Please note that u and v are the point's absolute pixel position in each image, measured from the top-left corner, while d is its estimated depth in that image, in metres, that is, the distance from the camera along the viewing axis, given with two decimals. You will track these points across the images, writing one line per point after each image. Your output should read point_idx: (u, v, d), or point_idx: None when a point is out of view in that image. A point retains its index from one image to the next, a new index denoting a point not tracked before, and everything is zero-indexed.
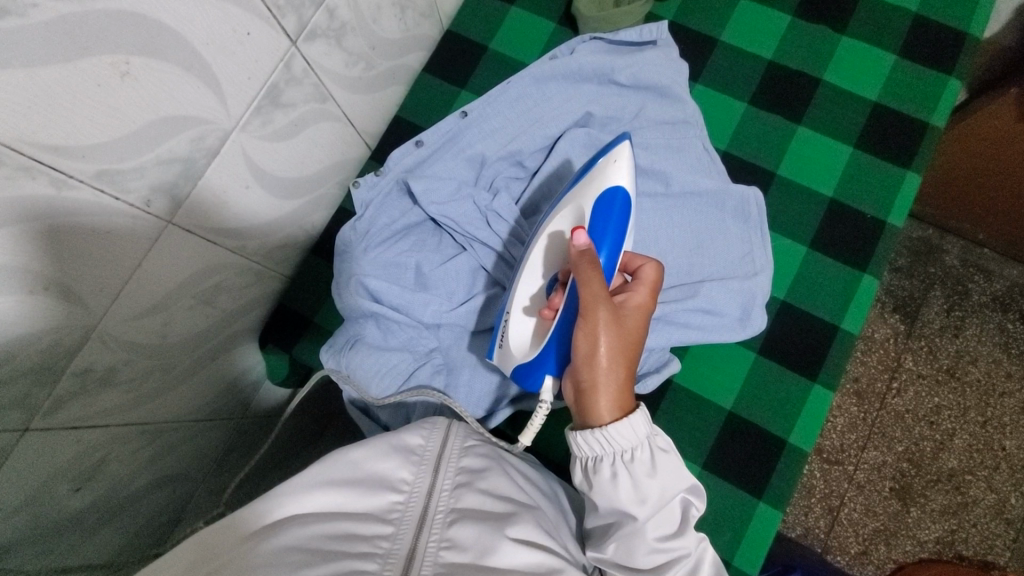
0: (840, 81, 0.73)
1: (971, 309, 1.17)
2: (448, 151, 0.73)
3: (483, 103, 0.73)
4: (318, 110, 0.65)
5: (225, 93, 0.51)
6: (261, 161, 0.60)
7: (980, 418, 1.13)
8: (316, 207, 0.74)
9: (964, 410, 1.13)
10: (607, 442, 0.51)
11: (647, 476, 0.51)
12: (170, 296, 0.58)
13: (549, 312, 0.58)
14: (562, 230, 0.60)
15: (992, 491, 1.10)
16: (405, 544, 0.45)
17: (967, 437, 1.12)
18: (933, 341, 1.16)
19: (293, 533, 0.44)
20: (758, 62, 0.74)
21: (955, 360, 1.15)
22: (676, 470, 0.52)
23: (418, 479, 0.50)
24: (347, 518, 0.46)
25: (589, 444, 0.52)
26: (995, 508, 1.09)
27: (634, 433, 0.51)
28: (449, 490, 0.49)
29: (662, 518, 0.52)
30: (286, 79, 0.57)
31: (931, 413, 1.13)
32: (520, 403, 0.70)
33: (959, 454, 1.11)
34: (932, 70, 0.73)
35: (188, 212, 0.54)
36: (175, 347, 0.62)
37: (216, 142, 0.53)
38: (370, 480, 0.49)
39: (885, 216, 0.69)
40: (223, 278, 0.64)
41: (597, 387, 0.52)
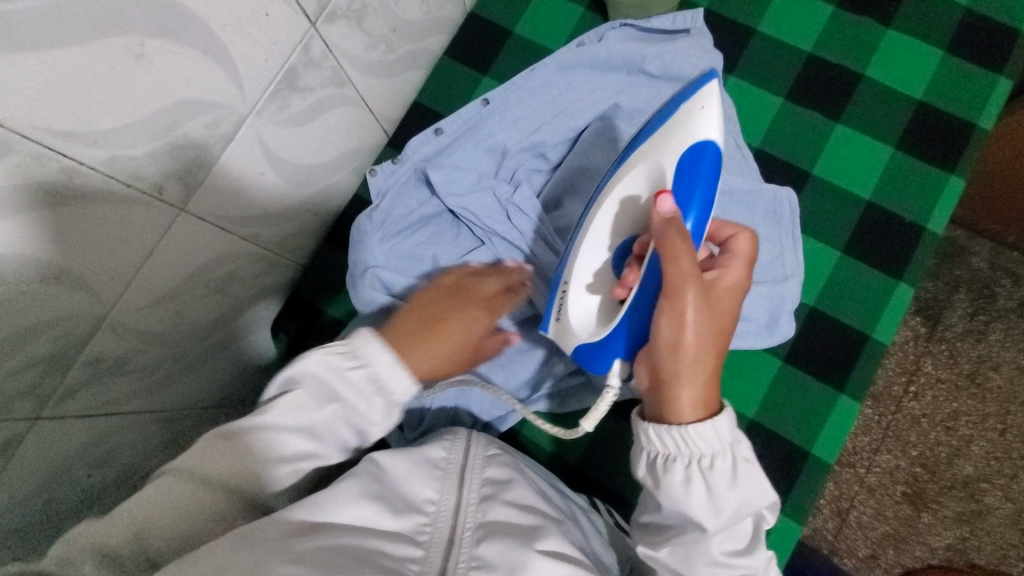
0: (884, 77, 0.69)
1: (997, 314, 1.13)
2: (470, 139, 0.70)
3: (506, 89, 0.70)
4: (336, 94, 0.62)
5: (242, 77, 0.49)
6: (276, 146, 0.58)
7: (999, 426, 1.10)
8: (331, 195, 0.72)
9: (982, 416, 1.10)
10: (683, 442, 0.48)
11: (725, 487, 0.48)
12: (182, 285, 0.56)
13: (620, 289, 0.54)
14: (637, 195, 0.56)
15: (1009, 501, 1.07)
16: (435, 564, 0.44)
17: (985, 444, 1.09)
18: (955, 344, 1.13)
19: (325, 538, 0.43)
20: (797, 55, 0.71)
21: (976, 365, 1.12)
22: (758, 484, 0.49)
23: (443, 497, 0.49)
24: (378, 535, 0.45)
25: (662, 440, 0.49)
26: (1010, 517, 1.07)
27: (716, 437, 0.48)
28: (476, 504, 0.49)
29: (731, 534, 0.50)
30: (304, 62, 0.55)
31: (949, 419, 1.10)
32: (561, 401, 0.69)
33: (976, 461, 1.09)
34: (984, 69, 0.69)
35: (202, 198, 0.53)
36: (187, 334, 0.61)
37: (231, 127, 0.51)
38: (397, 498, 0.48)
39: (925, 222, 0.66)
40: (236, 266, 0.63)
41: (682, 380, 0.49)
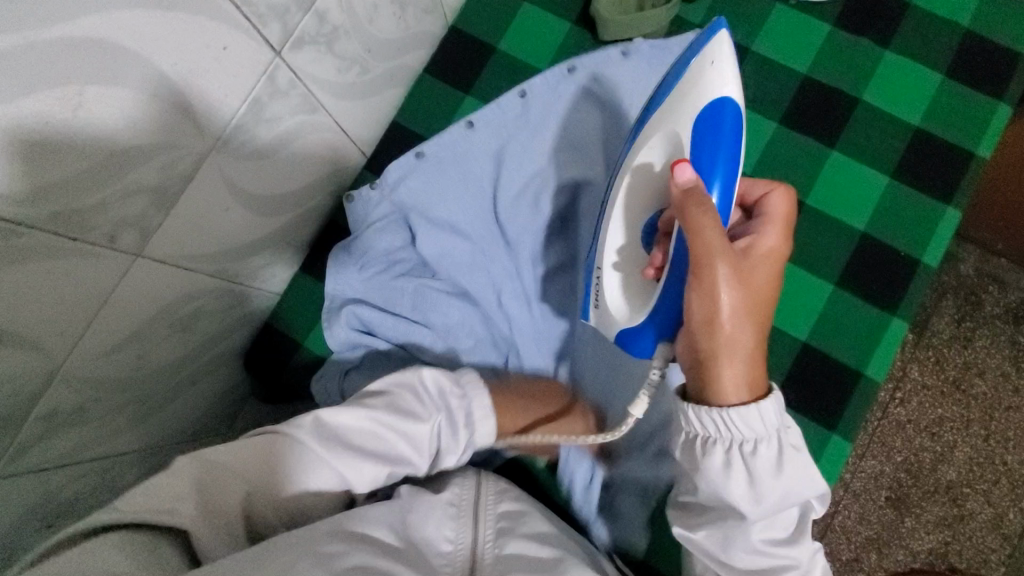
0: (880, 102, 0.67)
1: (983, 320, 1.03)
2: (456, 168, 0.67)
3: (494, 112, 0.67)
4: (307, 121, 0.59)
5: (198, 114, 0.46)
6: (242, 180, 0.54)
7: (983, 431, 1.01)
8: (305, 222, 0.69)
9: (966, 422, 1.01)
10: (726, 425, 0.47)
11: (770, 476, 0.47)
12: (143, 330, 0.53)
13: (653, 269, 0.51)
14: (652, 163, 0.52)
15: (990, 505, 0.99)
16: None
17: (969, 449, 1.00)
18: (942, 351, 1.03)
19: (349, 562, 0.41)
20: (791, 78, 0.68)
21: (961, 370, 1.02)
22: (806, 475, 0.48)
23: (459, 534, 0.48)
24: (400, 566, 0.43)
25: (702, 421, 0.48)
26: (992, 522, 0.99)
27: (763, 420, 0.47)
28: (492, 539, 0.48)
29: (774, 523, 0.49)
30: (269, 92, 0.52)
31: (934, 424, 1.01)
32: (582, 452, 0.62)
33: (959, 467, 1.00)
34: (982, 94, 0.67)
35: (161, 240, 0.49)
36: (152, 376, 0.58)
37: (190, 166, 0.48)
38: (415, 546, 0.46)
39: (921, 255, 0.64)
40: (203, 303, 0.59)
41: (727, 360, 0.46)
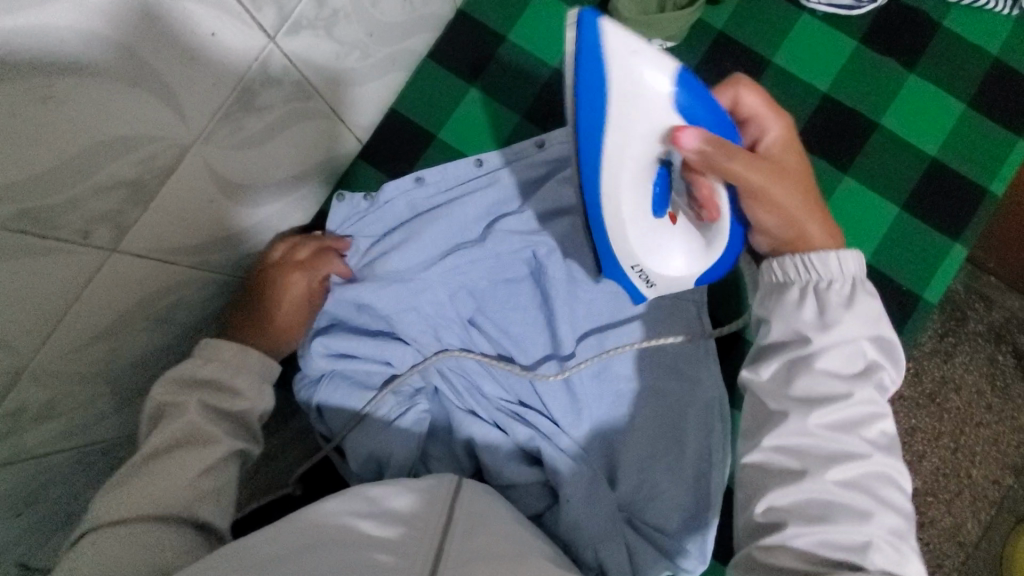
0: (898, 129, 0.65)
1: (965, 338, 0.93)
2: (454, 199, 0.67)
3: (506, 156, 0.66)
4: (300, 108, 0.55)
5: (182, 104, 0.42)
6: (228, 170, 0.51)
7: (953, 444, 0.93)
8: (294, 210, 0.66)
9: (936, 435, 0.93)
10: (806, 268, 0.48)
11: (840, 309, 0.46)
12: (118, 323, 0.50)
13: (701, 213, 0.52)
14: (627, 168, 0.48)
15: (950, 514, 0.92)
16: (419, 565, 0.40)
17: (936, 460, 0.93)
18: (922, 363, 0.93)
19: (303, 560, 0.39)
20: (810, 95, 0.66)
21: (938, 384, 0.93)
22: (874, 316, 0.46)
23: (424, 509, 0.46)
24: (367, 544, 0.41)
25: (785, 269, 0.49)
26: (951, 531, 0.92)
27: (843, 265, 0.47)
28: (454, 516, 0.46)
29: (844, 365, 0.46)
30: (261, 79, 0.48)
31: (905, 434, 0.93)
32: (586, 495, 0.59)
33: (925, 477, 0.93)
34: (1002, 129, 0.65)
35: (138, 235, 0.46)
36: (125, 368, 0.55)
37: (171, 159, 0.44)
38: (381, 512, 0.45)
39: (921, 290, 0.63)
40: (183, 294, 0.57)
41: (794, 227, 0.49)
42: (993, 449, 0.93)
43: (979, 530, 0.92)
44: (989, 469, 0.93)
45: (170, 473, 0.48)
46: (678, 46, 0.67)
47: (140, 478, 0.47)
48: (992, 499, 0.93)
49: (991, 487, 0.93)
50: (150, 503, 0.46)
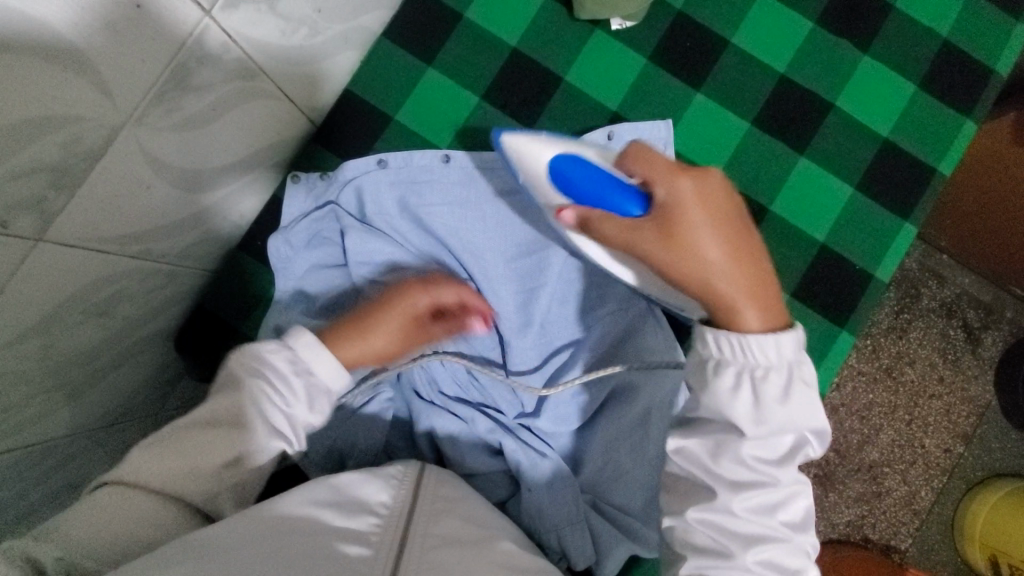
0: (852, 110, 0.66)
1: (918, 314, 0.96)
2: (422, 199, 0.64)
3: (476, 159, 0.64)
4: (243, 89, 0.53)
5: (108, 82, 0.39)
6: (167, 153, 0.49)
7: (908, 416, 0.96)
8: (243, 195, 0.63)
9: (892, 409, 0.96)
10: (742, 349, 0.46)
11: (776, 399, 0.46)
12: (52, 317, 0.47)
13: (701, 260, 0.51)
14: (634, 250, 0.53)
15: (905, 483, 0.96)
16: (385, 560, 0.40)
17: (891, 433, 0.96)
18: (877, 339, 0.96)
19: (267, 543, 0.39)
20: (769, 76, 0.66)
21: (894, 358, 0.96)
22: (811, 404, 0.47)
23: (395, 502, 0.46)
24: (329, 534, 0.41)
25: (725, 345, 0.47)
26: (906, 499, 0.96)
27: (777, 352, 0.46)
28: (422, 508, 0.45)
29: (767, 444, 0.47)
30: (198, 56, 0.45)
31: (863, 408, 0.96)
32: (543, 486, 0.59)
33: (882, 448, 0.96)
34: (951, 109, 0.66)
35: (66, 222, 0.43)
36: (63, 364, 0.52)
37: (99, 142, 0.42)
38: (351, 502, 0.45)
39: (874, 269, 0.65)
40: (125, 285, 0.54)
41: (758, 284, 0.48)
42: (945, 419, 0.96)
43: (932, 497, 0.96)
44: (942, 437, 0.96)
45: (193, 452, 0.50)
46: (638, 26, 0.66)
47: (164, 449, 0.50)
48: (944, 466, 0.96)
49: (943, 455, 0.96)
50: (168, 478, 0.49)
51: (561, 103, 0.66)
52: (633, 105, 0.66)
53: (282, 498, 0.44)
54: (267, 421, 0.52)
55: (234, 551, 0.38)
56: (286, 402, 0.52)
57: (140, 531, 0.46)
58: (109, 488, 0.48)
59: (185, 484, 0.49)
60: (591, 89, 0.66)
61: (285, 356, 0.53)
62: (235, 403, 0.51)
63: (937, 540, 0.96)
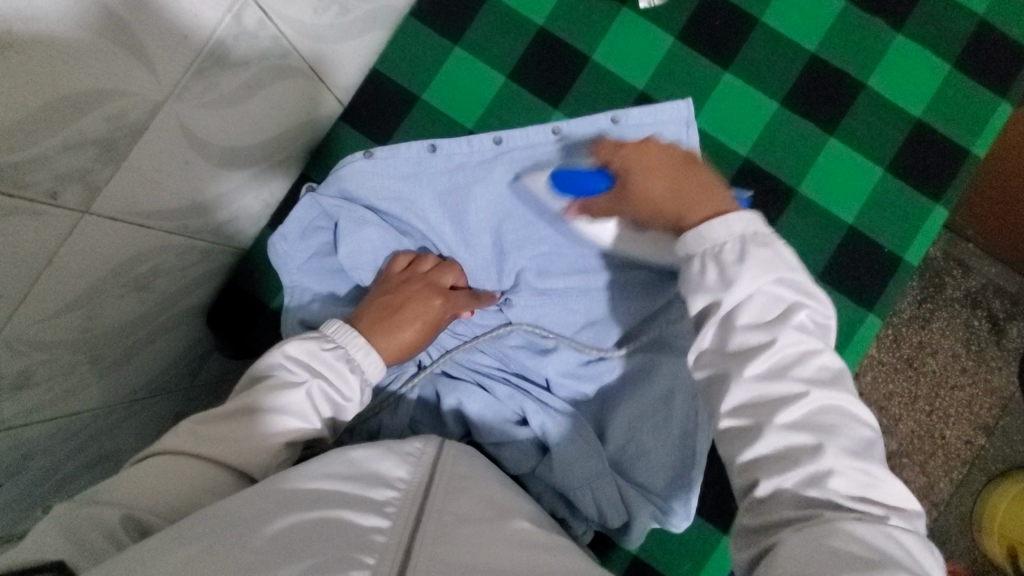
0: (884, 90, 0.65)
1: (942, 304, 0.95)
2: (429, 188, 0.64)
3: (462, 145, 0.64)
4: (277, 68, 0.53)
5: (152, 57, 0.41)
6: (204, 130, 0.50)
7: (928, 407, 0.95)
8: (272, 175, 0.64)
9: (913, 399, 0.95)
10: (699, 236, 0.47)
11: (738, 265, 0.45)
12: (95, 288, 0.49)
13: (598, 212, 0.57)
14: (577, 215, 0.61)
15: (924, 474, 0.95)
16: (403, 537, 0.40)
17: (911, 423, 0.95)
18: (899, 329, 0.95)
19: (289, 517, 0.39)
20: (798, 56, 0.65)
21: (916, 349, 0.96)
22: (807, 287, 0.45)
23: (412, 477, 0.46)
24: (345, 506, 0.41)
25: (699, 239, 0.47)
26: (924, 489, 0.95)
27: (731, 228, 0.46)
28: (444, 486, 0.46)
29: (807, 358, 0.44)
30: (234, 34, 0.46)
31: (884, 398, 0.95)
32: (579, 445, 0.59)
33: (901, 438, 0.95)
34: (985, 89, 0.65)
35: (109, 195, 0.44)
36: (105, 336, 0.54)
37: (142, 116, 0.43)
38: (367, 476, 0.45)
39: (902, 253, 0.64)
40: (161, 260, 0.56)
41: (666, 193, 0.52)
42: (966, 411, 0.95)
43: (951, 487, 0.95)
44: (963, 430, 0.95)
45: (230, 429, 0.49)
46: (666, 5, 0.66)
47: (224, 425, 0.49)
48: (964, 457, 0.95)
49: (964, 447, 0.95)
50: (209, 450, 0.48)
51: (588, 83, 0.66)
52: (659, 86, 0.65)
53: (298, 471, 0.44)
54: (321, 412, 0.52)
55: (261, 521, 0.39)
56: (342, 393, 0.54)
57: (197, 493, 0.46)
58: (155, 459, 0.48)
59: (225, 450, 0.48)
60: (618, 68, 0.66)
61: (340, 354, 0.54)
62: (280, 389, 0.51)
63: (954, 533, 0.95)
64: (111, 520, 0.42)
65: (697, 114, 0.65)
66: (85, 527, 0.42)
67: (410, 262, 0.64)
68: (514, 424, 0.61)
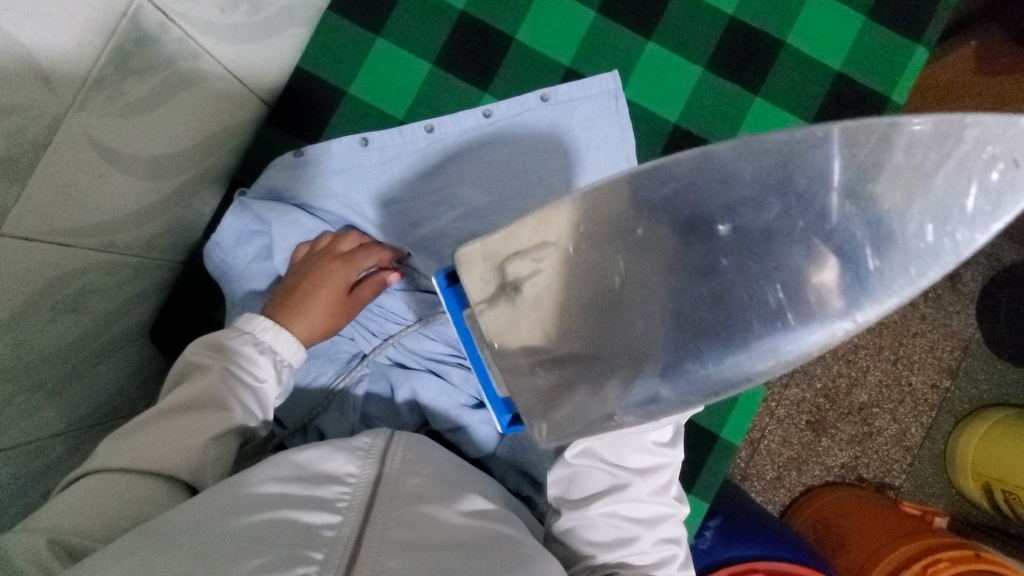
0: (804, 46, 0.66)
1: None
2: (362, 180, 0.64)
3: (393, 136, 0.64)
4: (189, 71, 0.52)
5: (47, 68, 0.39)
6: (118, 141, 0.49)
7: (892, 356, 0.98)
8: (202, 183, 0.63)
9: (878, 350, 0.98)
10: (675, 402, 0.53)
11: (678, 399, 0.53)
12: (20, 313, 0.47)
13: None
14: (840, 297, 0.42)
15: (896, 421, 0.98)
16: (353, 528, 0.40)
17: (879, 373, 0.98)
18: None
19: (241, 518, 0.40)
20: (718, 19, 0.66)
21: None
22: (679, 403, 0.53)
23: (363, 471, 0.45)
24: (293, 506, 0.41)
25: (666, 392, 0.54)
26: (898, 436, 0.98)
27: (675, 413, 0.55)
28: (395, 476, 0.46)
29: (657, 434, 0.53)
30: (134, 38, 0.45)
31: (852, 351, 0.98)
32: None
33: (871, 389, 0.98)
34: (900, 37, 0.67)
35: (20, 215, 0.43)
36: (40, 363, 0.52)
37: (44, 130, 0.41)
38: (315, 475, 0.44)
39: None
40: (91, 279, 0.54)
41: None
42: (930, 356, 0.98)
43: (923, 432, 0.98)
44: (928, 375, 0.98)
45: (170, 436, 0.49)
46: None
47: (142, 434, 0.49)
48: (932, 402, 0.98)
49: (931, 392, 0.98)
50: (146, 463, 0.48)
51: (514, 62, 0.66)
52: (584, 60, 0.66)
53: (242, 479, 0.44)
54: (243, 403, 0.54)
55: (207, 527, 0.39)
56: (254, 375, 0.55)
57: (127, 508, 0.46)
58: (86, 482, 0.47)
59: (167, 459, 0.49)
60: (543, 46, 0.66)
61: (246, 340, 0.55)
62: (191, 384, 0.52)
63: (930, 475, 0.98)
64: (35, 544, 0.41)
65: (624, 86, 0.66)
66: (21, 554, 0.40)
67: (308, 250, 0.62)
68: (470, 409, 0.61)
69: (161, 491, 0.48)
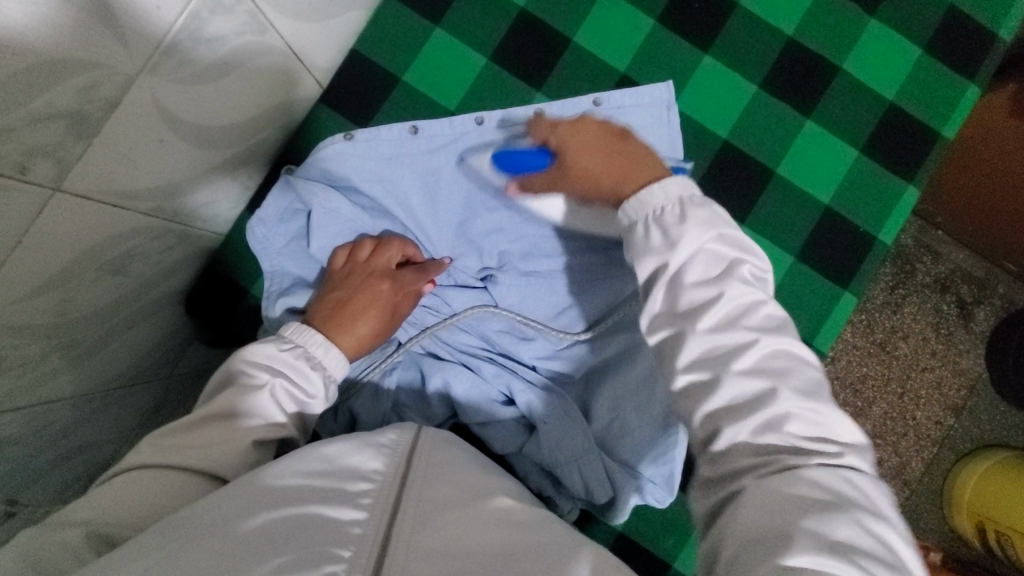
0: (858, 74, 0.66)
1: (915, 288, 0.98)
2: (408, 169, 0.64)
3: (443, 127, 0.63)
4: (254, 43, 0.52)
5: (124, 27, 0.39)
6: (179, 108, 0.49)
7: (899, 390, 0.98)
8: (250, 157, 0.63)
9: (886, 381, 0.98)
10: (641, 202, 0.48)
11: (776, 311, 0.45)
12: (68, 271, 0.47)
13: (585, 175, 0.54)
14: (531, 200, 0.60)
15: (897, 454, 0.98)
16: (380, 530, 0.40)
17: (886, 405, 0.98)
18: (872, 315, 0.98)
19: (266, 514, 0.39)
20: (776, 39, 0.66)
21: (888, 332, 0.98)
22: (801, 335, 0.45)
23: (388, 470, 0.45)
24: (319, 502, 0.41)
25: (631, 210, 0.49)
26: (897, 469, 0.98)
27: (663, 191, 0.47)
28: (423, 475, 0.45)
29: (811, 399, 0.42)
30: (209, 6, 0.45)
31: (861, 381, 0.98)
32: (563, 420, 0.60)
33: (876, 420, 0.98)
34: (954, 73, 0.67)
35: (80, 172, 0.42)
36: (78, 322, 0.52)
37: (115, 90, 0.41)
38: (341, 470, 0.44)
39: (876, 231, 0.66)
40: (136, 243, 0.54)
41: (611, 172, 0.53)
42: (937, 393, 0.98)
43: (923, 467, 0.98)
44: (934, 411, 0.98)
45: (200, 438, 0.49)
46: None
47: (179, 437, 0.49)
48: (934, 438, 0.98)
49: (934, 428, 0.98)
50: (173, 463, 0.47)
51: (570, 64, 0.66)
52: (640, 68, 0.66)
53: (266, 471, 0.43)
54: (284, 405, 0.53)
55: (239, 517, 0.39)
56: (305, 391, 0.54)
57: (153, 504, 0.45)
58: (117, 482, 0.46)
59: (192, 457, 0.48)
60: (600, 50, 0.66)
61: (299, 353, 0.55)
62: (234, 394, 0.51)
63: (927, 510, 0.98)
64: (71, 540, 0.41)
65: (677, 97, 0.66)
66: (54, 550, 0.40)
67: (349, 253, 0.64)
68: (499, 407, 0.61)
69: (197, 489, 0.46)
